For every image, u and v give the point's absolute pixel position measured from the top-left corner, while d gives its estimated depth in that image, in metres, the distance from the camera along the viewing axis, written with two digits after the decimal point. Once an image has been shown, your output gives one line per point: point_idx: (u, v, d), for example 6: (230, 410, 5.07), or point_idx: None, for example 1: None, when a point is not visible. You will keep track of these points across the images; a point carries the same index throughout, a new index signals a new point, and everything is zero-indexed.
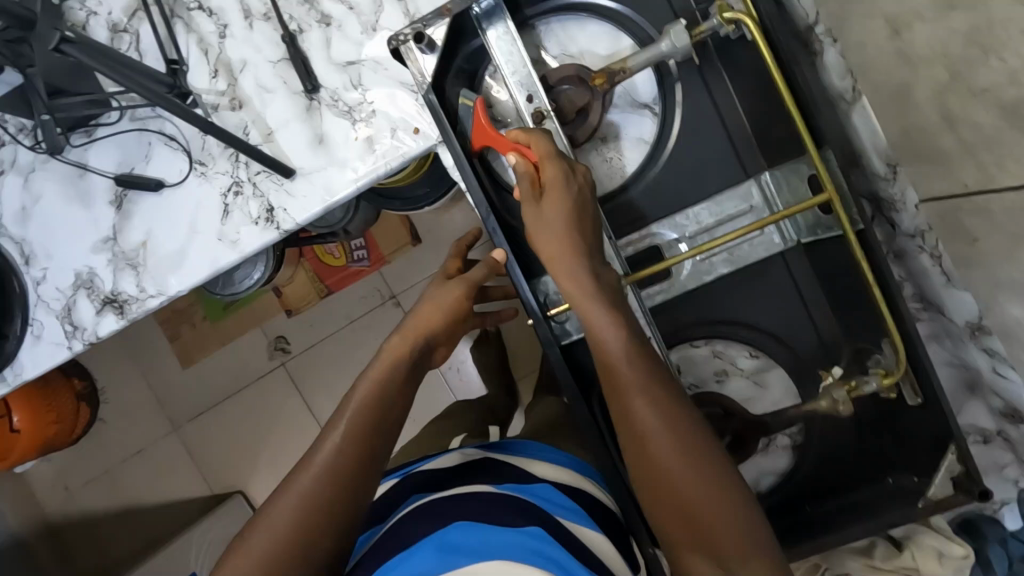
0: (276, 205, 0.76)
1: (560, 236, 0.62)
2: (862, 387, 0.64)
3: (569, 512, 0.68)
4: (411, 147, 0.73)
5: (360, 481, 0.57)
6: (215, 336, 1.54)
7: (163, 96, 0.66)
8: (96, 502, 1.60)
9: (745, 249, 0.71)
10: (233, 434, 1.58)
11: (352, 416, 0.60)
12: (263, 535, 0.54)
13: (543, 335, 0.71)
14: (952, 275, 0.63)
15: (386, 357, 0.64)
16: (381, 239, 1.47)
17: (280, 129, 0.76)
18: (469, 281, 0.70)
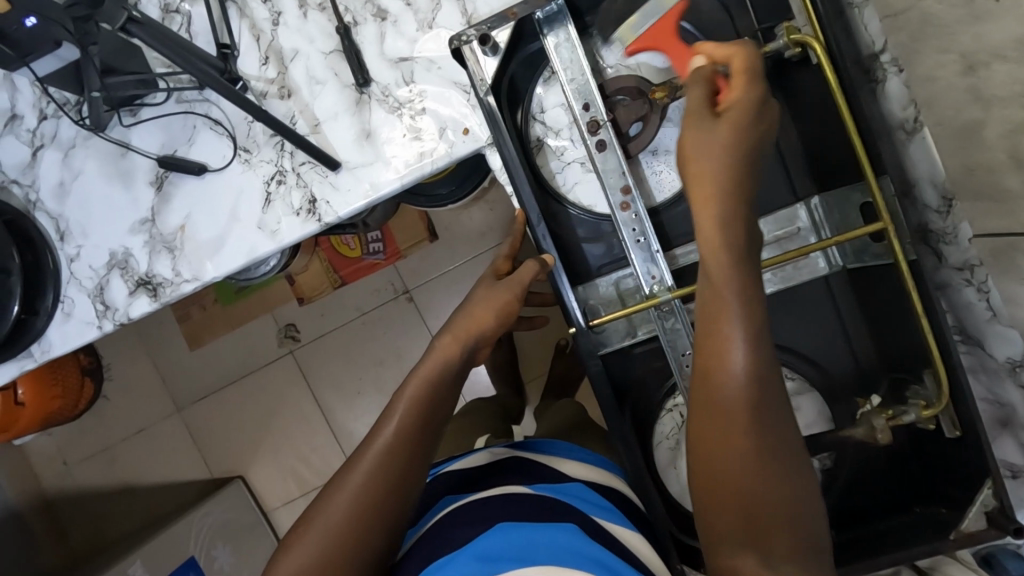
0: (318, 197, 0.76)
1: (719, 164, 0.54)
2: (900, 417, 0.64)
3: (606, 512, 0.67)
4: (459, 147, 0.73)
5: (404, 480, 0.58)
6: (225, 318, 1.53)
7: (221, 83, 0.66)
8: (94, 478, 1.59)
9: (790, 270, 0.71)
10: (236, 417, 1.57)
11: (401, 416, 0.60)
12: (316, 535, 0.55)
13: (583, 345, 0.72)
14: (999, 311, 0.63)
15: (436, 355, 0.64)
16: (397, 232, 1.45)
17: (329, 121, 0.75)
18: (521, 282, 0.69)
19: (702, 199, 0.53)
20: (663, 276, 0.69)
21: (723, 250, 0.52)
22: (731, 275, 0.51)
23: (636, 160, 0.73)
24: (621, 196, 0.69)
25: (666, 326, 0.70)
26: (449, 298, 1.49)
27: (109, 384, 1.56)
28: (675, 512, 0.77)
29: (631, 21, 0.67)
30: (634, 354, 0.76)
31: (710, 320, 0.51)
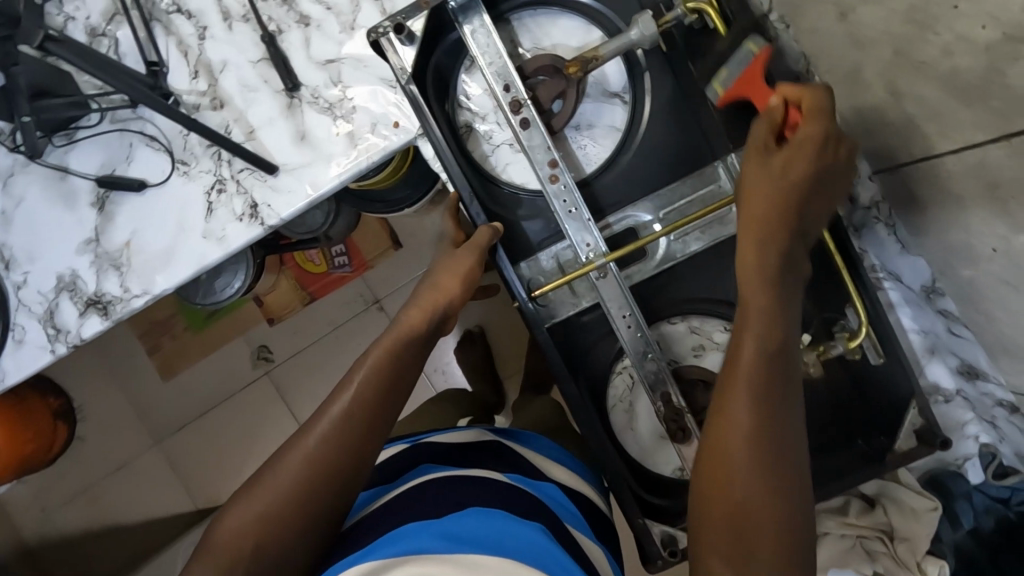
0: (260, 201, 0.78)
1: (783, 196, 0.57)
2: (829, 350, 0.68)
3: (568, 513, 0.71)
4: (391, 142, 0.76)
5: (358, 442, 0.62)
6: (197, 345, 1.54)
7: (159, 101, 0.71)
8: (75, 522, 1.56)
9: (716, 227, 0.75)
10: (216, 444, 1.56)
11: (357, 385, 0.64)
12: (270, 486, 0.59)
13: (530, 317, 0.74)
14: (907, 242, 0.70)
15: (401, 327, 0.69)
16: (361, 244, 1.49)
17: (263, 127, 0.77)
18: (477, 247, 0.73)
19: (749, 284, 0.56)
20: (595, 241, 0.72)
21: (756, 316, 0.55)
22: (761, 270, 0.56)
23: (562, 136, 0.76)
24: (549, 168, 0.72)
25: (608, 291, 0.73)
26: None
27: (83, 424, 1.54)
28: (637, 473, 0.80)
29: (721, 73, 0.66)
30: (582, 323, 0.79)
31: (733, 350, 0.56)
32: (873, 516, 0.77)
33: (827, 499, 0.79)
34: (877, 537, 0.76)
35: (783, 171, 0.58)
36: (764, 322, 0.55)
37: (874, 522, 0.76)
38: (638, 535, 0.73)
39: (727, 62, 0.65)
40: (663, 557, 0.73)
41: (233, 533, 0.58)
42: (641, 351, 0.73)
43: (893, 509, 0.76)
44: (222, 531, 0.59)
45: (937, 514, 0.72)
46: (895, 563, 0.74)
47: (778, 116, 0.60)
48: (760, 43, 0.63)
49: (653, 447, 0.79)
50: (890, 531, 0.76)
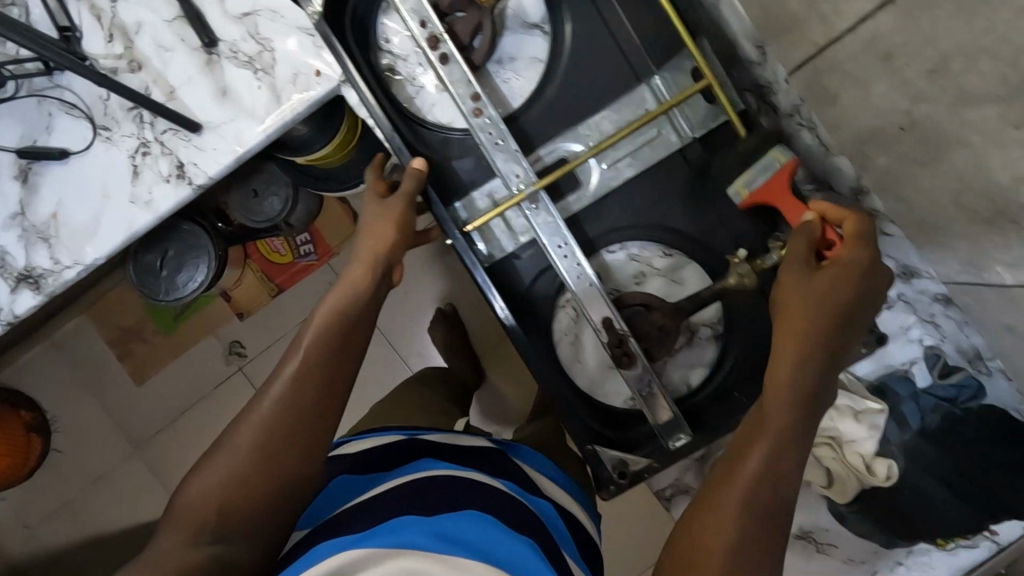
0: (185, 160, 0.77)
1: (809, 315, 0.55)
2: (765, 261, 0.70)
3: (561, 535, 0.69)
4: (316, 89, 0.75)
5: (310, 407, 0.60)
6: (165, 348, 1.52)
7: (77, 63, 0.70)
8: (59, 537, 1.54)
9: (646, 152, 0.74)
10: (194, 446, 1.53)
11: (309, 345, 0.62)
12: (224, 453, 0.57)
13: (461, 250, 0.74)
14: (829, 144, 0.67)
15: (346, 285, 0.67)
16: (324, 231, 1.45)
17: (183, 86, 0.76)
18: (404, 195, 0.73)
19: (787, 336, 0.55)
20: (521, 170, 0.71)
21: (779, 403, 0.52)
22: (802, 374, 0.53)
23: (485, 73, 0.75)
24: (472, 102, 0.70)
25: (540, 221, 0.72)
26: None
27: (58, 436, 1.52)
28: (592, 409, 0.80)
29: (744, 175, 0.69)
30: (520, 261, 0.78)
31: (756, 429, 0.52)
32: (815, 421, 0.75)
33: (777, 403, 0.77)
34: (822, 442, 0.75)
35: (820, 294, 0.56)
36: (791, 424, 0.52)
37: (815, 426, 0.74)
38: (590, 463, 0.74)
39: (757, 162, 0.68)
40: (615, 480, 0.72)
41: (189, 504, 0.55)
42: (580, 280, 0.73)
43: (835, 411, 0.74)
44: (185, 498, 0.56)
45: (882, 415, 0.73)
46: (846, 471, 0.74)
47: (814, 231, 0.60)
48: (790, 154, 0.67)
49: (599, 378, 0.79)
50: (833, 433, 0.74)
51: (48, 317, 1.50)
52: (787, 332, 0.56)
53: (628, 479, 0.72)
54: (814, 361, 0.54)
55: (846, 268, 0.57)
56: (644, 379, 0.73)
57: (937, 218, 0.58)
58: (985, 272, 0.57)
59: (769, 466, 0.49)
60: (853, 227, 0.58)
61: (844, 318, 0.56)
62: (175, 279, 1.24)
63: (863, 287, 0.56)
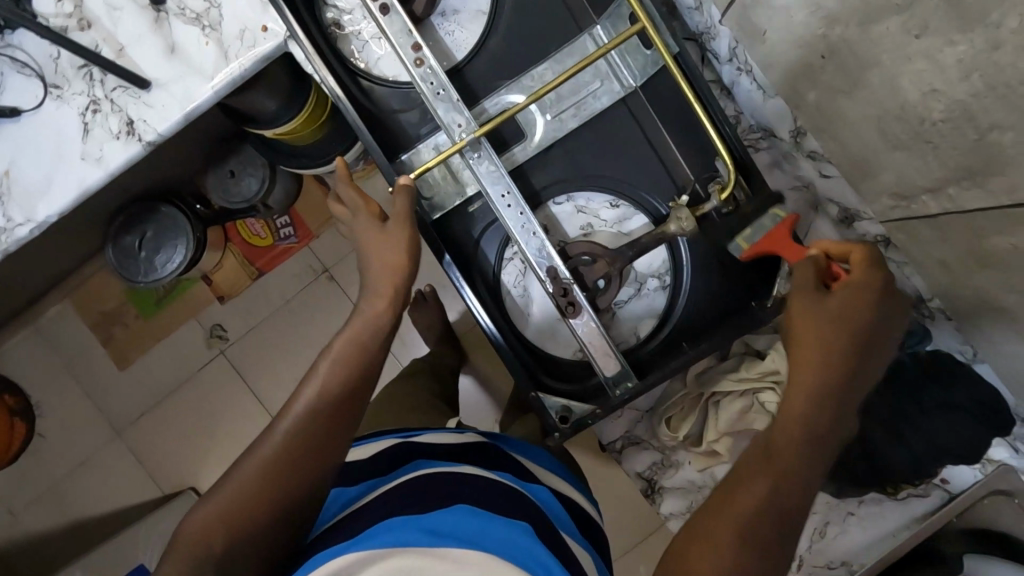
0: (135, 117, 0.77)
1: (819, 333, 0.52)
2: (704, 207, 0.70)
3: (566, 527, 0.66)
4: (263, 45, 0.76)
5: (330, 436, 0.58)
6: (149, 334, 1.38)
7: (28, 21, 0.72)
8: (38, 524, 1.37)
9: (589, 102, 0.73)
10: (177, 433, 1.40)
11: (325, 378, 0.60)
12: (237, 481, 0.55)
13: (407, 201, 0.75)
14: (764, 84, 0.68)
15: (364, 319, 0.65)
16: (306, 214, 1.35)
17: (132, 44, 0.77)
18: (401, 217, 0.69)
19: (796, 377, 0.52)
20: (461, 119, 0.71)
21: (791, 430, 0.50)
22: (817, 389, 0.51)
23: (428, 25, 0.76)
24: (413, 52, 0.71)
25: (483, 170, 0.72)
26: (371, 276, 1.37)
27: (43, 421, 1.37)
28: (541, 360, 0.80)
29: (744, 233, 0.68)
30: (468, 214, 0.78)
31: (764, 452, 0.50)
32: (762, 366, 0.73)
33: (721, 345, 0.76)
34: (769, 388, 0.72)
35: (834, 310, 0.53)
36: (803, 453, 0.49)
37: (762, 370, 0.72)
38: (534, 410, 0.75)
39: (756, 220, 0.67)
40: (559, 427, 0.74)
41: (198, 532, 0.53)
42: (524, 230, 0.72)
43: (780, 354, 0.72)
44: (190, 527, 0.54)
45: None
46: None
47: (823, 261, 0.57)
48: (789, 213, 0.65)
49: (548, 329, 0.80)
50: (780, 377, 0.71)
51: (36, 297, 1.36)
52: (801, 347, 0.53)
53: (571, 426, 0.74)
54: (829, 394, 0.51)
55: (859, 287, 0.53)
56: (590, 328, 0.73)
57: (864, 150, 0.59)
58: (912, 203, 0.58)
59: (771, 500, 0.47)
60: (864, 256, 0.53)
61: (868, 337, 0.53)
62: (154, 259, 1.20)
63: (874, 307, 0.53)
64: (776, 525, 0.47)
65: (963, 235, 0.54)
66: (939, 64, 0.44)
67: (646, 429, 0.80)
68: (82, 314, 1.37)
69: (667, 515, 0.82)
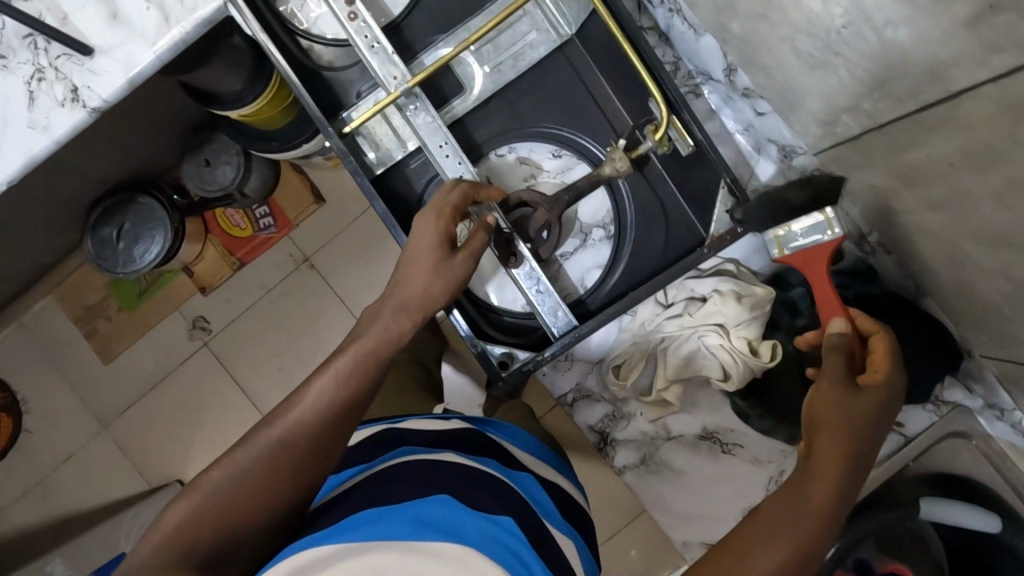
0: (79, 85, 0.78)
1: (852, 424, 0.50)
2: (639, 147, 0.69)
3: (548, 509, 0.61)
4: (205, 8, 0.78)
5: (317, 458, 0.53)
6: (131, 328, 1.31)
7: None
8: (27, 520, 1.32)
9: (526, 52, 0.73)
10: (160, 427, 1.33)
11: (338, 379, 0.56)
12: (213, 486, 0.51)
13: (338, 149, 0.72)
14: (695, 24, 0.67)
15: (380, 320, 0.60)
16: (286, 202, 1.27)
17: (74, 12, 0.78)
18: (471, 251, 0.64)
19: (823, 466, 0.49)
20: (395, 70, 0.71)
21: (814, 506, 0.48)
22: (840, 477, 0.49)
23: None
24: (346, 6, 0.71)
25: (420, 121, 0.72)
26: (352, 263, 1.29)
27: (29, 416, 1.32)
28: (489, 314, 0.79)
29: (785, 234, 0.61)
30: (409, 169, 0.79)
31: (783, 513, 0.47)
32: (704, 308, 0.75)
33: (665, 293, 0.77)
34: (711, 329, 0.74)
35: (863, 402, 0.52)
36: (819, 528, 0.47)
37: (705, 312, 0.74)
38: (478, 359, 0.74)
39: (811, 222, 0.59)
40: (500, 374, 0.74)
41: (164, 537, 0.49)
42: (463, 179, 0.73)
43: (722, 297, 0.74)
44: (169, 518, 0.50)
45: (767, 300, 0.73)
46: (733, 357, 0.73)
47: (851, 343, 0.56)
48: (841, 234, 0.58)
49: (498, 284, 0.80)
50: (719, 316, 0.73)
51: (17, 292, 1.30)
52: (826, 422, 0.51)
53: (511, 372, 0.73)
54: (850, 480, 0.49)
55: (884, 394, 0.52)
56: (530, 277, 0.73)
57: (788, 77, 0.58)
58: (837, 126, 0.58)
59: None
60: (886, 350, 0.54)
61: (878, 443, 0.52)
62: (131, 250, 1.16)
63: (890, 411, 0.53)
64: None
65: (883, 150, 0.54)
66: None
67: (597, 380, 0.83)
68: (65, 306, 1.31)
69: (621, 468, 0.85)
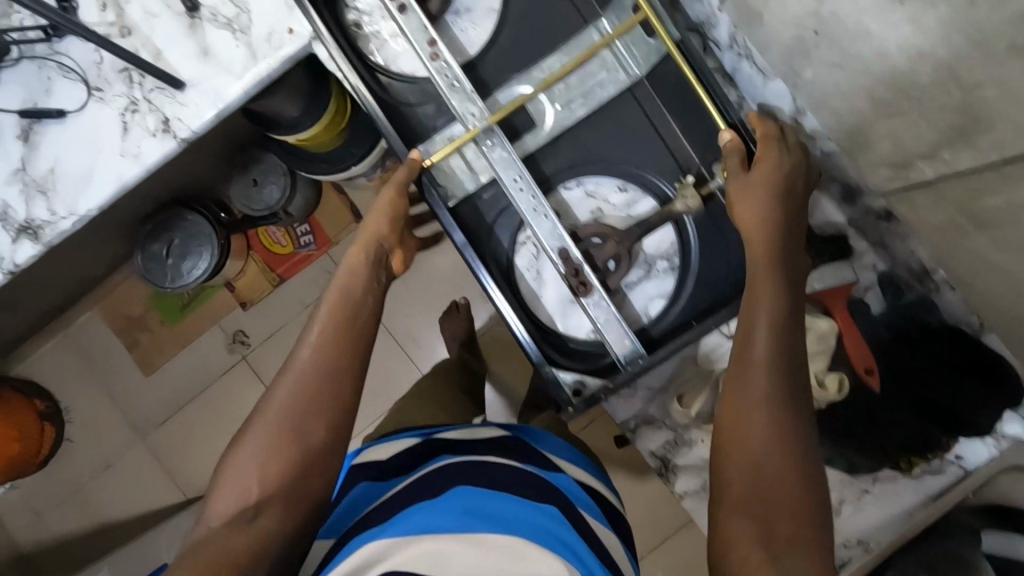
0: (170, 116, 0.83)
1: (768, 260, 0.60)
2: (708, 185, 0.74)
3: (589, 507, 0.64)
4: (289, 46, 0.81)
5: (320, 396, 0.59)
6: (173, 340, 1.34)
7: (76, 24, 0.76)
8: (68, 525, 1.35)
9: (597, 90, 0.77)
10: (198, 438, 1.35)
11: (320, 327, 0.63)
12: (248, 456, 0.56)
13: (427, 190, 0.78)
14: (764, 68, 0.70)
15: (349, 271, 0.68)
16: (326, 220, 1.30)
17: (168, 48, 0.83)
18: (395, 183, 0.75)
19: (754, 303, 0.57)
20: (473, 108, 0.75)
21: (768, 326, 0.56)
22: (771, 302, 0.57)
23: (445, 25, 0.80)
24: (429, 47, 0.75)
25: (496, 156, 0.76)
26: None
27: (73, 425, 1.35)
28: (555, 341, 0.82)
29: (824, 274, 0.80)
30: (482, 201, 0.81)
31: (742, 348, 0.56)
32: None
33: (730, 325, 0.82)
34: None
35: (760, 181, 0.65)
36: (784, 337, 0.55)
37: None
38: (549, 384, 0.78)
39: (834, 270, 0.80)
40: (571, 401, 0.77)
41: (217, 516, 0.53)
42: (536, 213, 0.76)
43: None
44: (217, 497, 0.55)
45: None
46: None
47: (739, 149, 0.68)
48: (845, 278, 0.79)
49: (565, 312, 0.83)
50: None
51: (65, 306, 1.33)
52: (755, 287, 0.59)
53: (583, 399, 0.76)
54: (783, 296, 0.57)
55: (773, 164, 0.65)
56: (600, 305, 0.76)
57: (859, 123, 0.61)
58: (909, 171, 0.60)
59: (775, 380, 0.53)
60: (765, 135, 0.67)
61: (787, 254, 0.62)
62: (178, 266, 1.17)
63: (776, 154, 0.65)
64: (790, 392, 0.52)
65: (958, 197, 0.56)
66: (920, 27, 0.47)
67: (659, 408, 0.86)
68: (109, 319, 1.34)
69: (682, 493, 0.87)
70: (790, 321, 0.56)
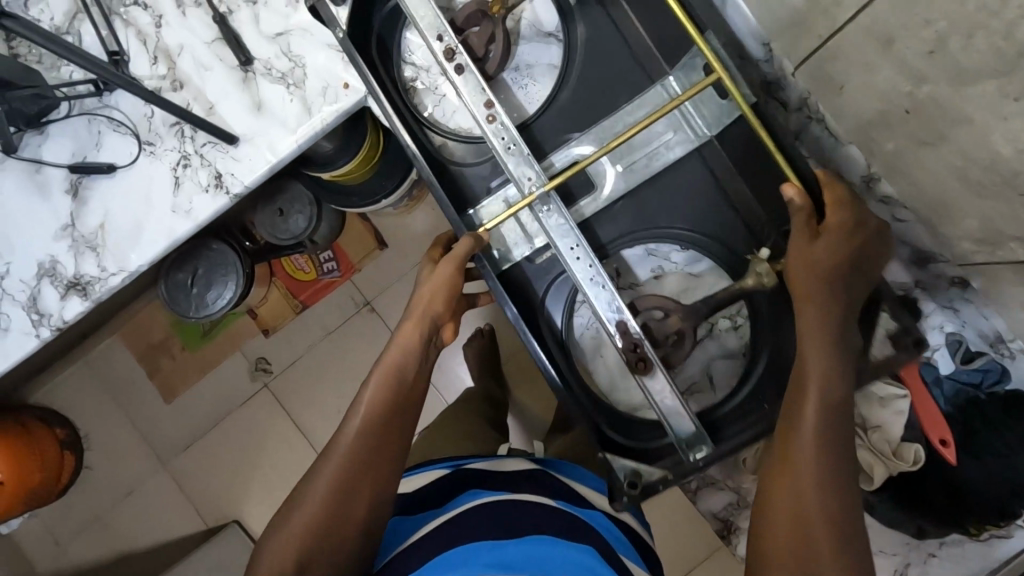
0: (223, 171, 0.81)
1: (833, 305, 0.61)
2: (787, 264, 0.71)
3: (625, 546, 0.64)
4: (344, 102, 0.80)
5: (368, 483, 0.58)
6: (193, 366, 1.27)
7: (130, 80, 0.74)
8: (85, 556, 1.28)
9: (661, 151, 0.76)
10: (219, 467, 1.28)
11: (368, 408, 0.62)
12: (289, 537, 0.55)
13: (482, 265, 0.76)
14: (839, 134, 0.71)
15: (398, 344, 0.66)
16: (349, 246, 1.22)
17: (221, 101, 0.81)
18: (457, 256, 0.71)
19: (811, 345, 0.60)
20: (531, 173, 0.73)
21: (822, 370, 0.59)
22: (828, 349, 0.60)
23: (504, 81, 0.81)
24: (485, 109, 0.74)
25: (553, 224, 0.74)
26: None
27: (91, 453, 1.28)
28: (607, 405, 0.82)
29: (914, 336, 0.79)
30: (535, 264, 0.81)
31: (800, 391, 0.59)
32: None
33: None
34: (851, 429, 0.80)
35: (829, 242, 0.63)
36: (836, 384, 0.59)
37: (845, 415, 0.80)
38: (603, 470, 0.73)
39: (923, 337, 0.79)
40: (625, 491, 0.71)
41: None
42: (594, 281, 0.72)
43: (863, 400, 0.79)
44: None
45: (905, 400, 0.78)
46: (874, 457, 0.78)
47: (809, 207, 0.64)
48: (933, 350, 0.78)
49: (617, 378, 0.84)
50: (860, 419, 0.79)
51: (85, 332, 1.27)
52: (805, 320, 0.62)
53: (640, 491, 0.71)
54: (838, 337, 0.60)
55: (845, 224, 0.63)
56: (662, 384, 0.71)
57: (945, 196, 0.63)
58: (1000, 248, 0.62)
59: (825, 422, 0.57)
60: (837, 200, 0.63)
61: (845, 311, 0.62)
62: (202, 296, 1.08)
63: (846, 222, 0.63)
64: (835, 433, 0.57)
65: None
66: None
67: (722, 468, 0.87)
68: (129, 342, 1.27)
69: None
70: (841, 353, 0.60)
